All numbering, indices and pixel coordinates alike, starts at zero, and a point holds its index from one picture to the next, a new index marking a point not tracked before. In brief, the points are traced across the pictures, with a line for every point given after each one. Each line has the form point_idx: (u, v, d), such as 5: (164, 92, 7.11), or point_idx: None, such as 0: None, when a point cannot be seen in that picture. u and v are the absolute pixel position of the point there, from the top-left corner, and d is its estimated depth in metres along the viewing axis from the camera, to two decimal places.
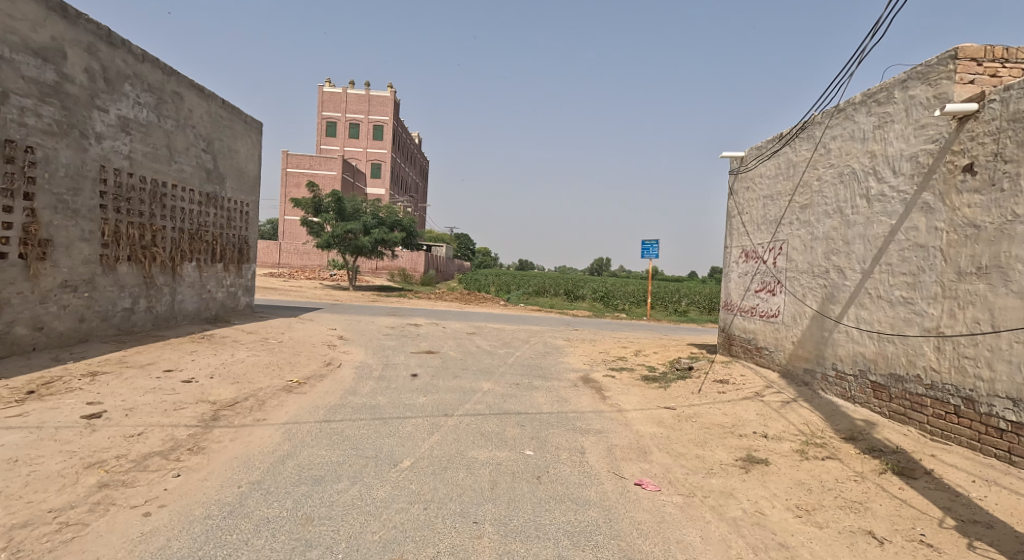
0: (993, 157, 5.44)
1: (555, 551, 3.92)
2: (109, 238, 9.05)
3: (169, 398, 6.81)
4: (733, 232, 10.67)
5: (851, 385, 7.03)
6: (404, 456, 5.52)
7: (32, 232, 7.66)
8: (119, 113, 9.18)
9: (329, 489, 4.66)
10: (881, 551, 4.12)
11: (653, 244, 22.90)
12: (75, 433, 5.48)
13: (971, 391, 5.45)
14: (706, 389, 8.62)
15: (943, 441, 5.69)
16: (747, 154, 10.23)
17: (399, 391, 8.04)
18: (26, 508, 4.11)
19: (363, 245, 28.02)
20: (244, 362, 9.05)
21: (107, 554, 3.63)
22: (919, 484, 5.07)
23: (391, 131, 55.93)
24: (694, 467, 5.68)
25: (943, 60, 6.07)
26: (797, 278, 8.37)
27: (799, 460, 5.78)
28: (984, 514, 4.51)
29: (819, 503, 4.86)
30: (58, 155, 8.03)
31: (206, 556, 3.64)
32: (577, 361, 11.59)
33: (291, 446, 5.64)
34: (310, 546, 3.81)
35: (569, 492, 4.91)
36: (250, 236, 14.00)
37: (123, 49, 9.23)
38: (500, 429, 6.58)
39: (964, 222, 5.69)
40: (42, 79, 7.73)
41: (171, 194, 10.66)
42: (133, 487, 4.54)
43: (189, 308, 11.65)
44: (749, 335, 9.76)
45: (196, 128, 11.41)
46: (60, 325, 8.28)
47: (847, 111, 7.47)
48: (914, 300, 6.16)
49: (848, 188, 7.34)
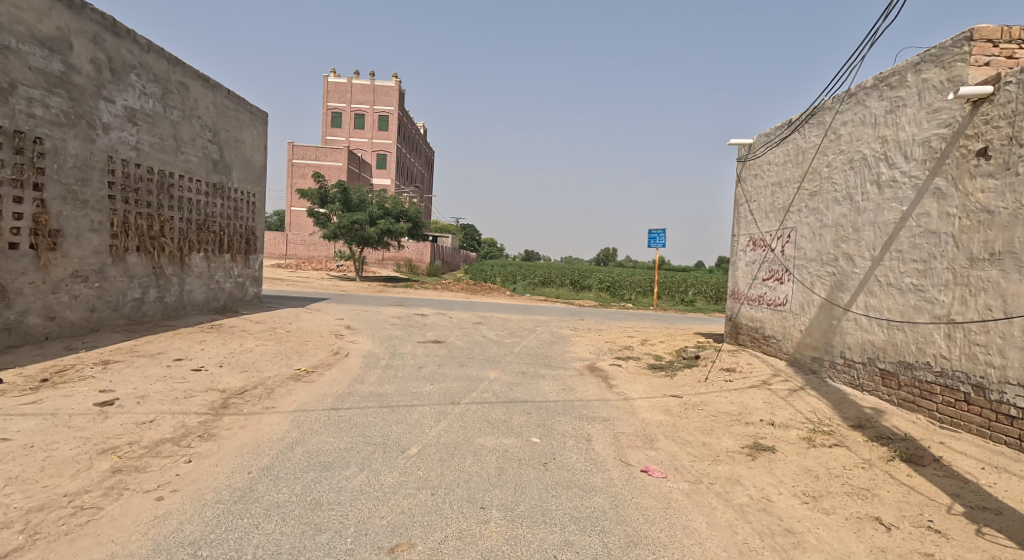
0: (1007, 141, 5.37)
1: (562, 536, 3.95)
2: (118, 228, 9.11)
3: (179, 386, 6.88)
4: (740, 221, 10.63)
5: (859, 373, 7.02)
6: (412, 443, 5.56)
7: (43, 222, 7.72)
8: (126, 103, 9.22)
9: (338, 475, 4.71)
10: (888, 537, 4.13)
11: (659, 233, 22.86)
12: (87, 420, 5.55)
13: (981, 378, 5.42)
14: (713, 377, 8.63)
15: (952, 429, 5.68)
16: (755, 141, 10.16)
17: (407, 379, 8.09)
18: (42, 492, 4.18)
19: (369, 236, 28.01)
20: (253, 351, 9.13)
21: (120, 536, 3.69)
22: (928, 471, 5.06)
23: (396, 121, 55.80)
24: (700, 455, 5.68)
25: (958, 42, 5.99)
26: (806, 266, 8.33)
27: (806, 447, 5.79)
28: (993, 501, 4.50)
29: (826, 490, 4.86)
30: (66, 145, 8.06)
31: (219, 539, 3.69)
32: (583, 350, 11.60)
33: (299, 433, 5.68)
34: (319, 530, 3.85)
35: (576, 478, 4.94)
36: (257, 227, 14.05)
37: (128, 39, 9.24)
38: (507, 417, 6.61)
39: (976, 208, 5.65)
40: (49, 69, 7.75)
41: (178, 184, 10.70)
42: (146, 472, 4.60)
43: (198, 299, 11.73)
44: (757, 324, 9.73)
45: (201, 119, 11.42)
46: (72, 315, 8.37)
47: (858, 96, 7.39)
48: (925, 287, 6.13)
49: (859, 174, 7.29)
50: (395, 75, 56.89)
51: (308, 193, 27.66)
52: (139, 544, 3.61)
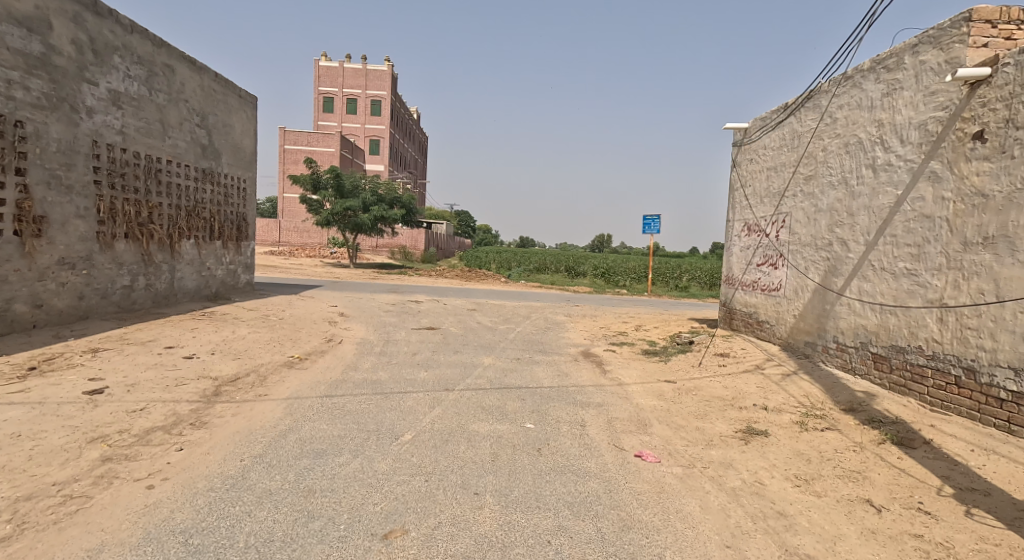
0: (1004, 123, 5.34)
1: (555, 521, 3.95)
2: (105, 214, 9.00)
3: (170, 374, 6.84)
4: (736, 206, 10.59)
5: (852, 357, 7.04)
6: (405, 430, 5.52)
7: (26, 208, 7.62)
8: (109, 86, 9.05)
9: (331, 462, 4.68)
10: (879, 518, 4.15)
11: (654, 219, 22.81)
12: (76, 408, 5.50)
13: (972, 361, 5.44)
14: (707, 362, 8.66)
15: (942, 412, 5.72)
16: (751, 125, 10.08)
17: (401, 366, 8.07)
18: (30, 481, 4.13)
19: (363, 222, 27.81)
20: (245, 338, 9.07)
21: (111, 525, 3.66)
22: (918, 453, 5.08)
23: (388, 106, 55.37)
24: (694, 439, 5.69)
25: (957, 23, 5.94)
26: (800, 251, 8.31)
27: (798, 431, 5.80)
28: (982, 482, 4.53)
29: (818, 473, 4.88)
30: (49, 130, 7.93)
31: (211, 527, 3.66)
32: (578, 336, 11.57)
33: (292, 421, 5.64)
34: (312, 517, 3.83)
35: (570, 463, 4.94)
36: (249, 213, 13.98)
37: (110, 19, 9.05)
38: (501, 403, 6.59)
39: (972, 192, 5.62)
40: (28, 50, 7.59)
41: (166, 169, 10.57)
42: (136, 460, 4.56)
43: (188, 286, 11.63)
44: (750, 309, 9.75)
45: (188, 102, 11.25)
46: (60, 303, 8.30)
47: (855, 79, 7.34)
48: (918, 272, 6.13)
49: (854, 158, 7.26)
50: (388, 60, 56.37)
51: (301, 179, 27.46)
52: (130, 533, 3.59)
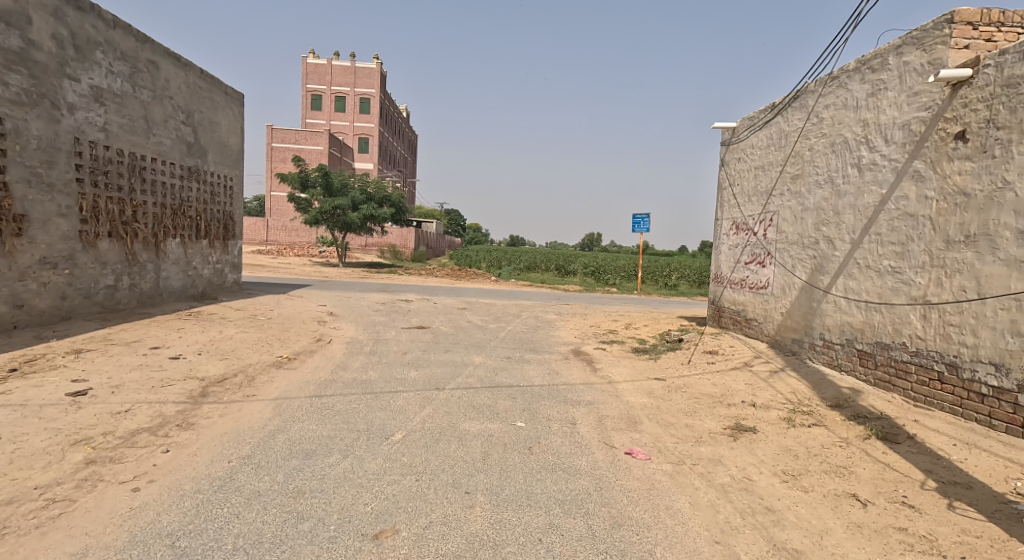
0: (985, 124, 5.43)
1: (545, 519, 3.97)
2: (88, 213, 8.92)
3: (157, 375, 6.80)
4: (724, 205, 10.67)
5: (838, 354, 7.13)
6: (396, 430, 5.53)
7: (5, 207, 7.55)
8: (92, 82, 8.97)
9: (321, 463, 4.68)
10: (864, 513, 4.21)
11: (644, 218, 22.91)
12: (60, 410, 5.46)
13: (954, 357, 5.53)
14: (696, 359, 8.73)
15: (925, 407, 5.81)
16: (739, 125, 10.15)
17: (391, 366, 8.06)
18: (13, 485, 4.10)
19: (352, 221, 27.71)
20: (234, 338, 9.03)
21: (96, 528, 3.64)
22: (903, 448, 5.16)
23: (377, 104, 55.17)
24: (683, 436, 5.74)
25: (939, 24, 6.02)
26: (787, 249, 8.40)
27: (785, 427, 5.87)
28: (964, 476, 4.62)
29: (804, 468, 4.94)
30: (29, 126, 7.85)
31: (198, 530, 3.66)
32: (568, 334, 11.61)
33: (281, 421, 5.63)
34: (302, 518, 3.84)
35: (560, 461, 4.97)
36: (236, 212, 13.90)
37: (92, 14, 8.96)
38: (492, 402, 6.61)
39: (954, 190, 5.71)
40: (7, 45, 7.52)
41: (151, 167, 10.48)
42: (121, 463, 4.54)
43: (175, 286, 11.55)
44: (738, 307, 9.84)
45: (174, 99, 11.16)
46: (41, 304, 8.21)
47: (841, 79, 7.42)
48: (902, 270, 6.22)
49: (840, 157, 7.35)
50: (377, 58, 56.17)
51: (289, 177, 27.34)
52: (115, 536, 3.58)
